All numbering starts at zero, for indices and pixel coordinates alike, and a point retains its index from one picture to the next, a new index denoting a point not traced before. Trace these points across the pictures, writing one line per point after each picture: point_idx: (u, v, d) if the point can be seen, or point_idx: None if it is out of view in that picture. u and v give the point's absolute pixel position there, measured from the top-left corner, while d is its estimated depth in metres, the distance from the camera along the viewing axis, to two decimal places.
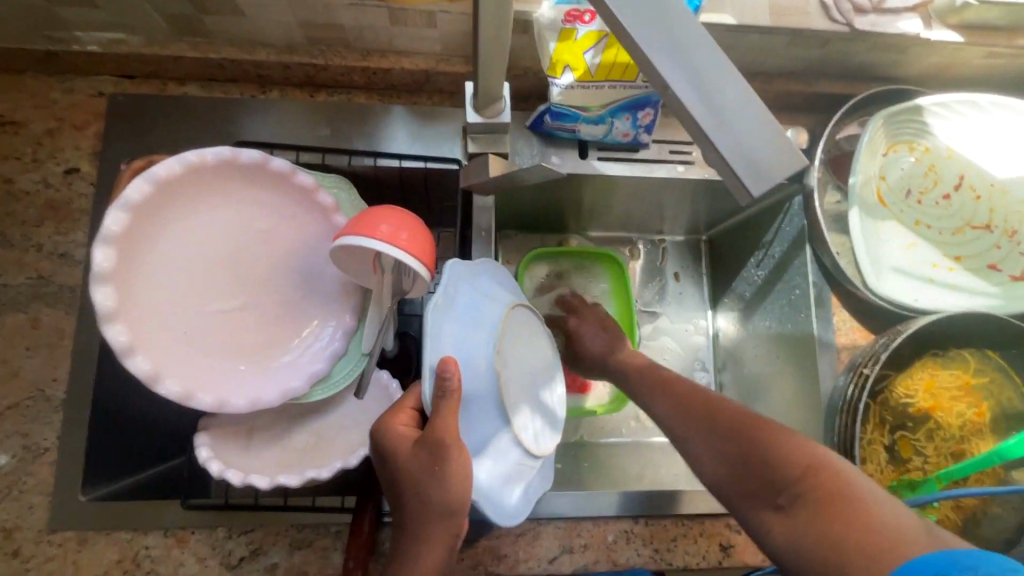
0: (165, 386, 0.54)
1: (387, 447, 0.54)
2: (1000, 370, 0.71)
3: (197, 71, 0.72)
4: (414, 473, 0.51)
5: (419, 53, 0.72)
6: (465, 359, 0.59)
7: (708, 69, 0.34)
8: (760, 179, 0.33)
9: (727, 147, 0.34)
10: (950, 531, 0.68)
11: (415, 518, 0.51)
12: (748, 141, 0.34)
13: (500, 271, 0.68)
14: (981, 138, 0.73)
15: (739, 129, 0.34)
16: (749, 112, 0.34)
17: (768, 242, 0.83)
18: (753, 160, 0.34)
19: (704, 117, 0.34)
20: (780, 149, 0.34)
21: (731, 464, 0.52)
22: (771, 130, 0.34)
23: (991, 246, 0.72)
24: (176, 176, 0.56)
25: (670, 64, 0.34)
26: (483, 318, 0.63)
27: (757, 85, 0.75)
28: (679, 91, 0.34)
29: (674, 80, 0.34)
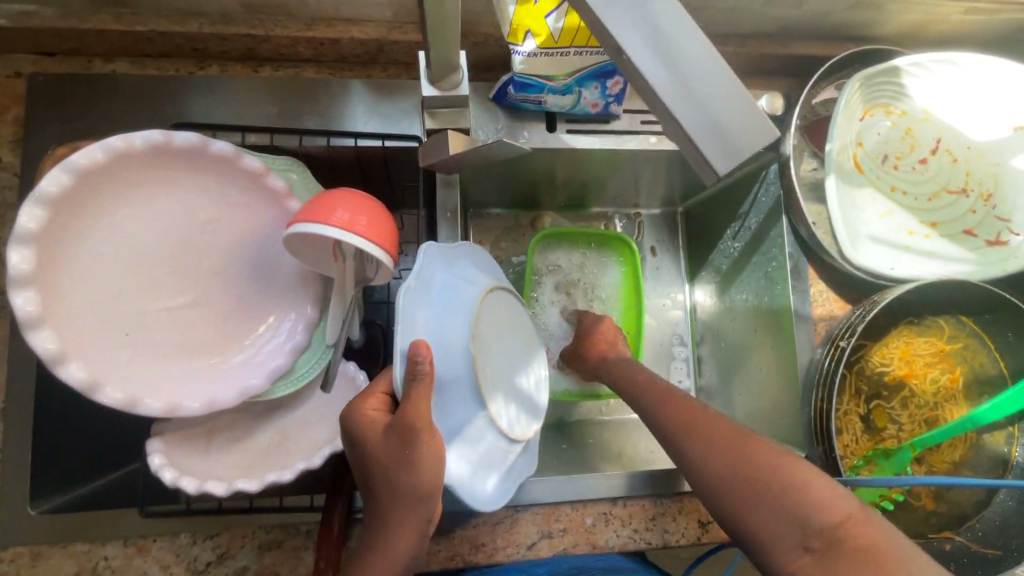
0: (106, 395, 0.50)
1: (356, 436, 0.50)
2: (974, 336, 0.71)
3: (126, 46, 0.65)
4: (386, 462, 0.48)
5: (370, 21, 0.66)
6: (441, 343, 0.56)
7: (667, 28, 0.31)
8: (728, 156, 0.30)
9: (693, 123, 0.31)
10: (923, 497, 0.69)
11: (387, 508, 0.48)
12: (718, 113, 0.31)
13: (479, 254, 0.65)
14: (959, 98, 0.71)
15: (704, 100, 0.31)
16: (715, 79, 0.31)
17: (744, 213, 0.81)
18: (721, 135, 0.31)
19: (664, 87, 0.31)
20: (753, 120, 0.31)
21: (737, 492, 0.49)
22: (741, 100, 0.31)
23: (967, 210, 0.71)
24: (100, 167, 0.51)
25: (624, 27, 0.31)
26: (458, 301, 0.59)
27: (731, 49, 0.71)
28: (634, 58, 0.31)
29: (627, 43, 0.31)
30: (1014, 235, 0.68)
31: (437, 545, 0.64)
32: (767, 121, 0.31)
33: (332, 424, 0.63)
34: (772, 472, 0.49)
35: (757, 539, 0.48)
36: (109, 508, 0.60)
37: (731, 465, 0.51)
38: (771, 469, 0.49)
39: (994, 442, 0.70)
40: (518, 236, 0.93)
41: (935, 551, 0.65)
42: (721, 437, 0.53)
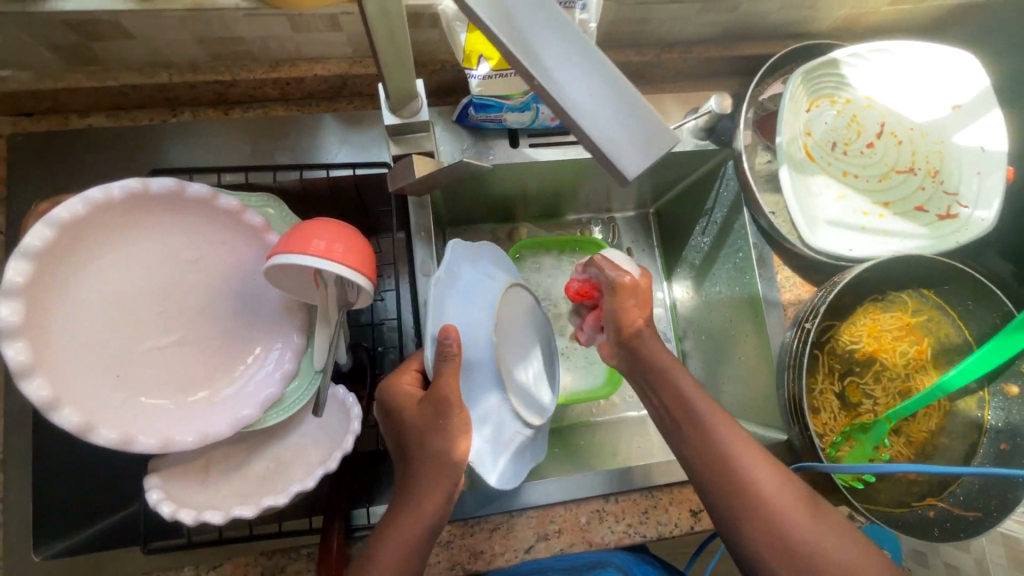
0: (100, 435, 0.52)
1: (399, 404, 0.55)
2: (937, 307, 0.74)
3: (100, 101, 0.68)
4: (419, 429, 0.52)
5: (331, 58, 0.69)
6: (466, 328, 0.61)
7: (572, 54, 0.33)
8: (632, 161, 0.32)
9: (601, 134, 0.32)
10: (904, 466, 0.71)
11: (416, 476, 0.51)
12: (622, 123, 0.33)
13: (502, 258, 0.72)
14: (897, 82, 0.75)
15: (608, 112, 0.33)
16: (620, 95, 0.33)
17: (709, 209, 0.84)
18: (626, 145, 0.32)
19: (573, 104, 0.33)
20: (655, 130, 0.33)
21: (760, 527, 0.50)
22: (643, 111, 0.33)
23: (916, 188, 0.74)
24: (81, 218, 0.54)
25: (531, 55, 0.33)
26: (481, 294, 0.66)
27: (677, 56, 0.75)
28: (541, 80, 0.33)
29: (536, 68, 0.33)
30: (963, 208, 0.71)
31: (437, 555, 0.65)
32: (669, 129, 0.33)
33: (324, 447, 0.64)
34: (788, 514, 0.49)
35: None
36: (112, 547, 0.62)
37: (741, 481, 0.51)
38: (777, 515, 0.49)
39: (967, 408, 0.73)
40: None
41: (917, 518, 0.67)
42: (727, 442, 0.52)
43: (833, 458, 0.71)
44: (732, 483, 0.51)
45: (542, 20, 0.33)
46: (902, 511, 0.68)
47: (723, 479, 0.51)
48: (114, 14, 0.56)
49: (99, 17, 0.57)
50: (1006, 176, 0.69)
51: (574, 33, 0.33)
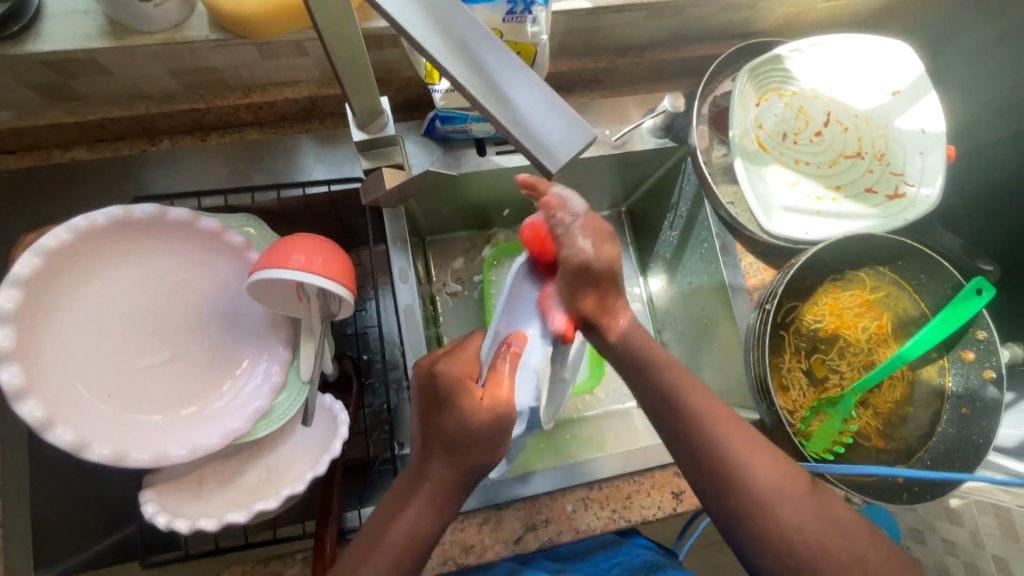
0: (94, 452, 0.54)
1: (444, 390, 0.50)
2: (893, 282, 0.78)
3: (81, 135, 0.71)
4: (473, 429, 0.48)
5: (301, 81, 0.73)
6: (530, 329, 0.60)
7: (495, 65, 0.36)
8: (554, 156, 0.35)
9: (524, 135, 0.35)
10: (872, 435, 0.75)
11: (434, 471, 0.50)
12: (543, 123, 0.35)
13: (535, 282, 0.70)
14: (839, 73, 0.79)
15: (531, 115, 0.36)
16: (541, 101, 0.36)
17: (675, 203, 0.88)
18: (549, 142, 0.35)
19: (497, 108, 0.35)
20: (572, 130, 0.36)
21: (738, 496, 0.53)
22: (560, 113, 0.36)
23: (865, 171, 0.78)
24: (67, 246, 0.57)
25: (456, 64, 0.35)
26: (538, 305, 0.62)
27: (630, 60, 0.80)
28: (467, 87, 0.35)
29: (461, 76, 0.35)
30: (909, 187, 0.75)
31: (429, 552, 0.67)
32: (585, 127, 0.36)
33: (313, 453, 0.66)
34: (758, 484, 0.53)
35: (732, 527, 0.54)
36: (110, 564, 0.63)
37: (725, 449, 0.54)
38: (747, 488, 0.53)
39: (929, 376, 0.76)
40: (476, 255, 0.99)
41: (886, 484, 0.70)
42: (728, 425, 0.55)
43: (804, 434, 0.74)
44: (713, 456, 0.54)
45: (467, 33, 0.36)
46: (872, 479, 0.70)
47: (713, 453, 0.54)
48: (89, 51, 0.59)
49: (75, 56, 0.60)
50: (946, 153, 0.73)
51: (498, 46, 0.36)
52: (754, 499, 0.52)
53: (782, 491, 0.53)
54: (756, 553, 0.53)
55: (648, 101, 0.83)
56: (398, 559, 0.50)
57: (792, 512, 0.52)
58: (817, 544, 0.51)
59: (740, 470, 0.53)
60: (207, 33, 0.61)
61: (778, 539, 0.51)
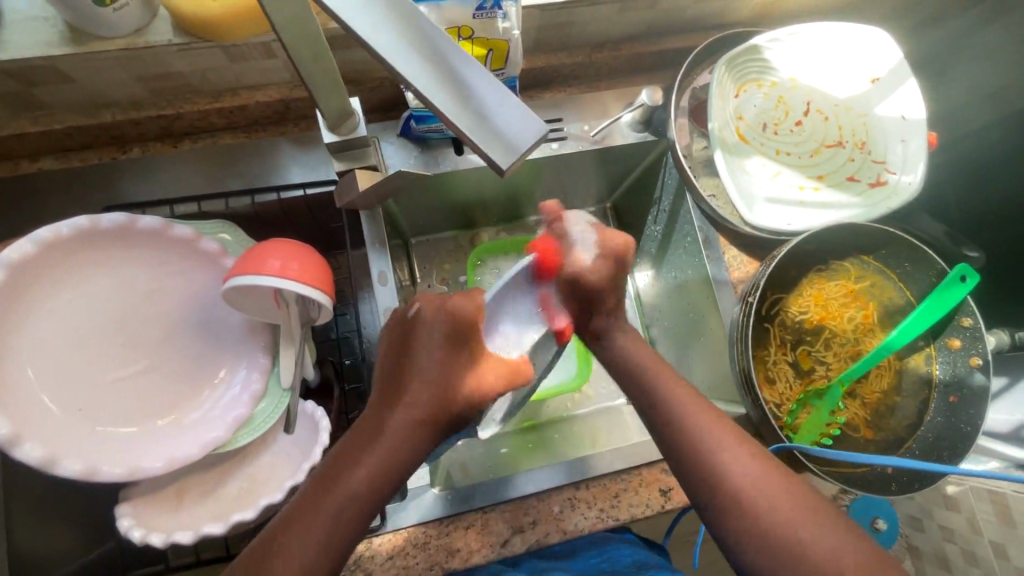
0: (65, 467, 0.53)
1: (453, 328, 0.56)
2: (879, 272, 0.77)
3: (49, 145, 0.70)
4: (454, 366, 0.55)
5: (272, 84, 0.71)
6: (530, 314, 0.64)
7: (445, 59, 0.35)
8: (505, 150, 0.34)
9: (474, 129, 0.34)
10: (861, 426, 0.74)
11: (401, 419, 0.52)
12: (494, 116, 0.34)
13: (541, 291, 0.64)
14: (818, 62, 0.79)
15: (482, 108, 0.34)
16: (492, 95, 0.35)
17: (657, 198, 0.88)
18: (500, 136, 0.34)
19: (447, 103, 0.34)
20: (525, 124, 0.35)
21: (728, 498, 0.52)
22: (512, 105, 0.35)
23: (846, 160, 0.78)
24: (30, 259, 0.55)
25: (402, 59, 0.34)
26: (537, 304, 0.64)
27: (606, 54, 0.80)
28: (415, 83, 0.34)
29: (409, 72, 0.34)
30: (891, 174, 0.75)
31: (414, 558, 0.66)
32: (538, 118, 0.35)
33: (294, 461, 0.65)
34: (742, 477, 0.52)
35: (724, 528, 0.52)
36: None
37: (708, 444, 0.55)
38: (732, 480, 0.52)
39: (916, 365, 0.75)
40: (460, 256, 0.97)
41: (874, 475, 0.70)
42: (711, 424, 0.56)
43: (792, 427, 0.74)
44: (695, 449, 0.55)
45: (415, 27, 0.35)
46: (860, 470, 0.70)
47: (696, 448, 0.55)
48: (49, 59, 0.58)
49: (34, 64, 0.59)
50: (927, 139, 0.73)
51: (447, 40, 0.35)
52: (737, 492, 0.52)
53: (773, 489, 0.51)
54: (747, 549, 0.50)
55: (626, 96, 0.83)
56: (352, 513, 0.49)
57: (779, 504, 0.50)
58: (799, 533, 0.49)
59: (720, 461, 0.53)
60: (170, 37, 0.60)
61: (762, 529, 0.50)
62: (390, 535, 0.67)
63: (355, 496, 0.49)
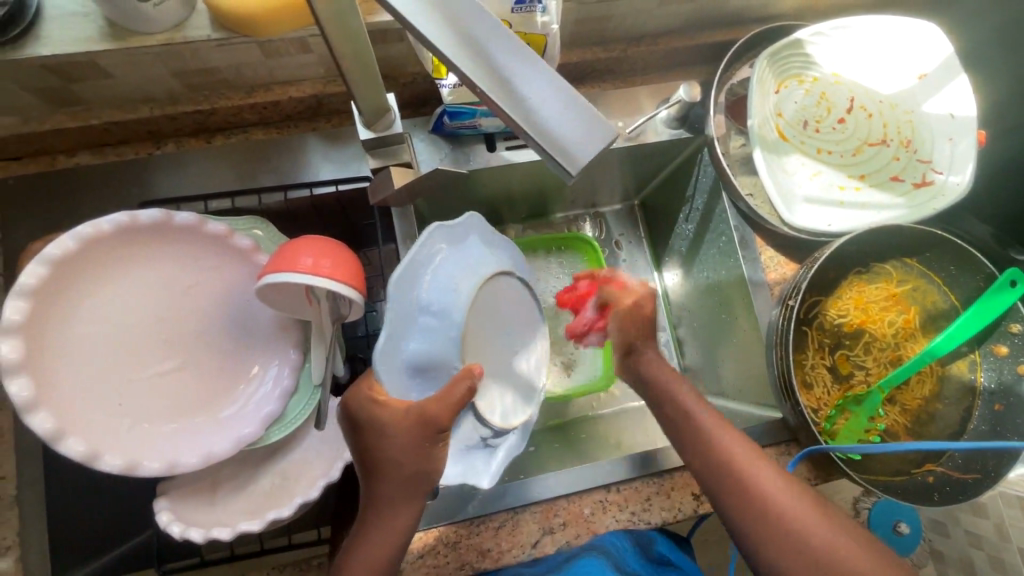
0: (106, 462, 0.54)
1: (363, 418, 0.53)
2: (922, 275, 0.74)
3: (86, 140, 0.70)
4: (388, 436, 0.52)
5: (305, 79, 0.71)
6: (440, 309, 0.58)
7: (508, 59, 0.34)
8: (570, 155, 0.33)
9: (540, 133, 0.33)
10: (901, 434, 0.72)
11: (375, 526, 0.52)
12: (559, 120, 0.33)
13: (446, 260, 0.59)
14: (862, 57, 0.76)
15: (546, 110, 0.33)
16: (557, 97, 0.34)
17: (691, 196, 0.86)
18: (566, 140, 0.33)
19: (512, 106, 0.33)
20: (592, 126, 0.34)
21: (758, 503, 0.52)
22: (577, 108, 0.34)
23: (890, 159, 0.75)
24: (72, 254, 0.56)
25: (466, 60, 0.33)
26: (460, 282, 0.59)
27: (643, 49, 0.78)
28: (479, 85, 0.33)
29: (472, 72, 0.33)
30: (938, 174, 0.72)
31: (445, 557, 0.66)
32: (604, 120, 0.34)
33: (327, 458, 0.65)
34: (768, 482, 0.53)
35: (758, 543, 0.51)
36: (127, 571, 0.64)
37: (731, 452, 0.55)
38: (753, 482, 0.53)
39: (959, 372, 0.73)
40: None
41: (915, 484, 0.68)
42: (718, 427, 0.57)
43: (829, 433, 0.72)
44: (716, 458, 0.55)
45: (478, 27, 0.34)
46: (899, 479, 0.68)
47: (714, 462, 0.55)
48: (90, 54, 0.58)
49: (74, 59, 0.59)
50: (978, 138, 0.70)
51: (509, 39, 0.34)
52: (765, 498, 0.52)
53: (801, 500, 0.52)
54: (772, 554, 0.50)
55: (661, 91, 0.81)
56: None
57: (800, 509, 0.51)
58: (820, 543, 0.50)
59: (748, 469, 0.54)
60: (208, 32, 0.59)
61: (778, 523, 0.51)
62: (422, 533, 0.66)
63: None
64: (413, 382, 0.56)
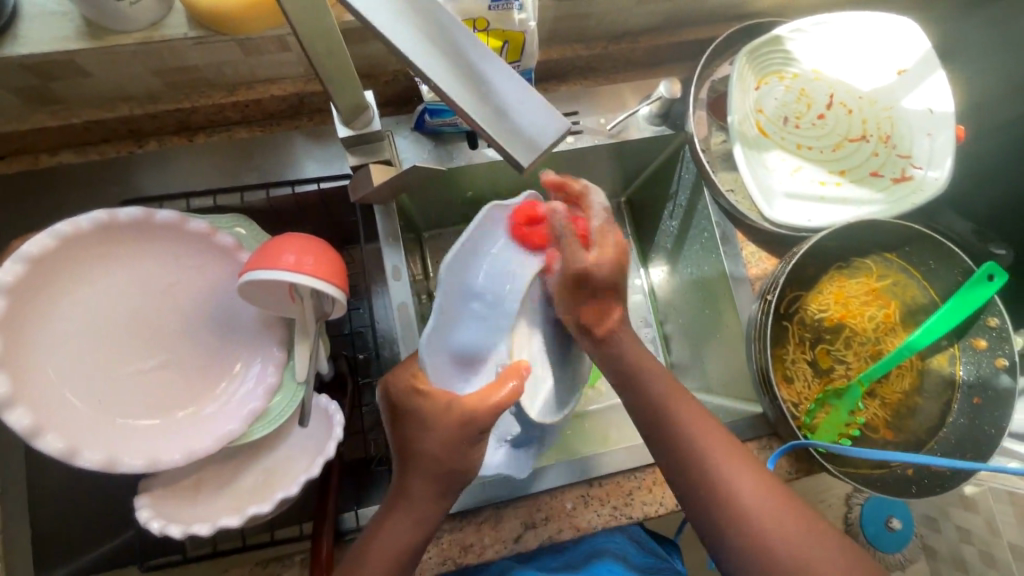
0: (85, 458, 0.54)
1: (406, 407, 0.54)
2: (902, 270, 0.75)
3: (69, 139, 0.71)
4: (429, 428, 0.53)
5: (286, 78, 0.71)
6: (491, 298, 0.60)
7: (466, 54, 0.34)
8: (523, 147, 0.33)
9: (496, 127, 0.33)
10: (881, 427, 0.73)
11: (400, 518, 0.52)
12: (513, 114, 0.34)
13: (502, 251, 0.62)
14: (841, 53, 0.77)
15: (500, 104, 0.34)
16: (513, 92, 0.34)
17: (674, 192, 0.86)
18: (520, 134, 0.34)
19: (467, 100, 0.33)
20: (545, 120, 0.34)
21: (727, 503, 0.52)
22: (531, 102, 0.34)
23: (870, 154, 0.76)
24: (51, 252, 0.56)
25: (420, 52, 0.33)
26: (510, 273, 0.61)
27: (623, 47, 0.79)
28: (433, 77, 0.33)
29: (428, 64, 0.33)
30: (916, 169, 0.73)
31: (427, 552, 0.66)
32: (557, 115, 0.34)
33: (308, 455, 0.66)
34: (734, 480, 0.52)
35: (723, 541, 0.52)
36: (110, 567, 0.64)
37: (700, 442, 0.54)
38: (716, 479, 0.53)
39: (939, 365, 0.74)
40: None
41: (894, 477, 0.68)
42: (689, 411, 0.56)
43: (809, 426, 0.72)
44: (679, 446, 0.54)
45: (432, 21, 0.34)
46: (878, 472, 0.69)
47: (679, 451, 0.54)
48: (68, 53, 0.58)
49: (53, 58, 0.59)
50: (955, 133, 0.71)
51: (464, 33, 0.35)
52: (731, 498, 0.52)
53: (772, 505, 0.51)
54: (733, 554, 0.51)
55: (643, 88, 0.81)
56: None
57: (768, 513, 0.51)
58: (802, 550, 0.49)
59: (718, 467, 0.53)
60: (186, 30, 0.59)
61: (741, 524, 0.51)
62: None
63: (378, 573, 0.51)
64: (458, 370, 0.58)
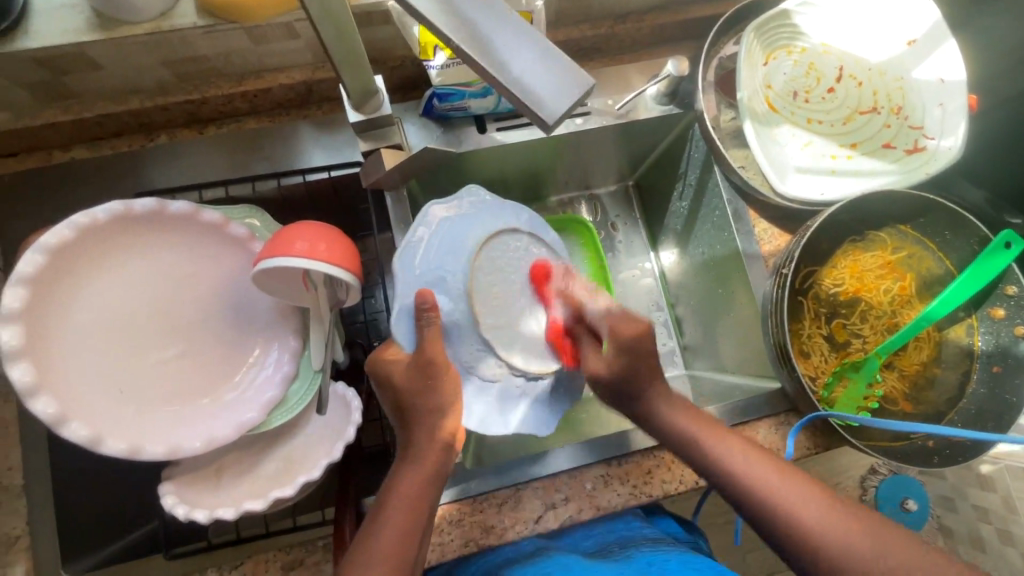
0: (109, 446, 0.54)
1: (405, 375, 0.58)
2: (917, 242, 0.74)
3: (79, 134, 0.71)
4: (409, 384, 0.57)
5: (294, 66, 0.71)
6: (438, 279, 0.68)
7: (483, 17, 0.34)
8: (547, 105, 0.33)
9: (518, 87, 0.33)
10: (901, 399, 0.72)
11: (405, 475, 0.53)
12: (534, 73, 0.34)
13: (443, 224, 0.70)
14: (849, 25, 0.76)
15: (521, 64, 0.34)
16: (532, 51, 0.34)
17: (683, 172, 0.86)
18: (542, 92, 0.33)
19: (489, 62, 0.33)
20: (566, 77, 0.34)
21: (799, 532, 0.49)
22: (552, 61, 0.34)
23: (881, 126, 0.75)
24: (69, 243, 0.56)
25: (441, 16, 0.34)
26: (455, 247, 0.70)
27: (630, 26, 0.78)
28: (454, 41, 0.34)
29: (448, 28, 0.34)
30: (929, 140, 0.72)
31: (449, 535, 0.66)
32: (579, 70, 0.34)
33: (328, 440, 0.66)
34: (791, 496, 0.50)
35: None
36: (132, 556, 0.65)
37: (753, 475, 0.53)
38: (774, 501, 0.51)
39: (957, 336, 0.73)
40: None
41: (915, 449, 0.68)
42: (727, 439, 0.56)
43: (827, 401, 0.72)
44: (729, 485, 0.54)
45: None
46: (900, 443, 0.68)
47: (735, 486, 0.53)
48: (79, 45, 0.59)
49: (64, 51, 0.59)
50: (968, 101, 0.70)
51: None
52: (803, 528, 0.49)
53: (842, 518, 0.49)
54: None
55: (650, 67, 0.81)
56: (410, 516, 0.51)
57: (842, 530, 0.48)
58: (885, 554, 0.46)
59: (775, 495, 0.51)
60: (195, 19, 0.60)
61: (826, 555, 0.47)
62: None
63: (392, 549, 0.49)
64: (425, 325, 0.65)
